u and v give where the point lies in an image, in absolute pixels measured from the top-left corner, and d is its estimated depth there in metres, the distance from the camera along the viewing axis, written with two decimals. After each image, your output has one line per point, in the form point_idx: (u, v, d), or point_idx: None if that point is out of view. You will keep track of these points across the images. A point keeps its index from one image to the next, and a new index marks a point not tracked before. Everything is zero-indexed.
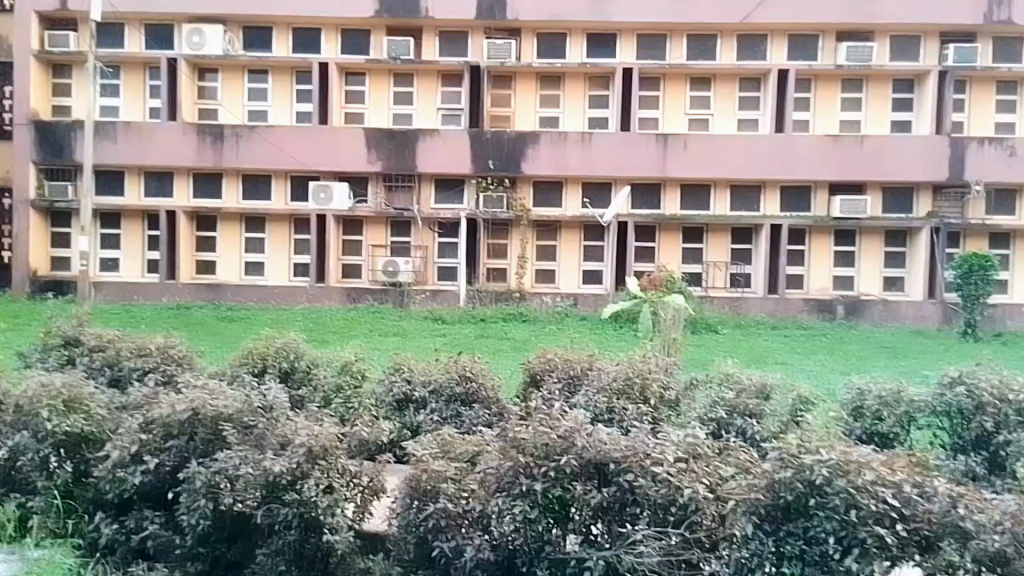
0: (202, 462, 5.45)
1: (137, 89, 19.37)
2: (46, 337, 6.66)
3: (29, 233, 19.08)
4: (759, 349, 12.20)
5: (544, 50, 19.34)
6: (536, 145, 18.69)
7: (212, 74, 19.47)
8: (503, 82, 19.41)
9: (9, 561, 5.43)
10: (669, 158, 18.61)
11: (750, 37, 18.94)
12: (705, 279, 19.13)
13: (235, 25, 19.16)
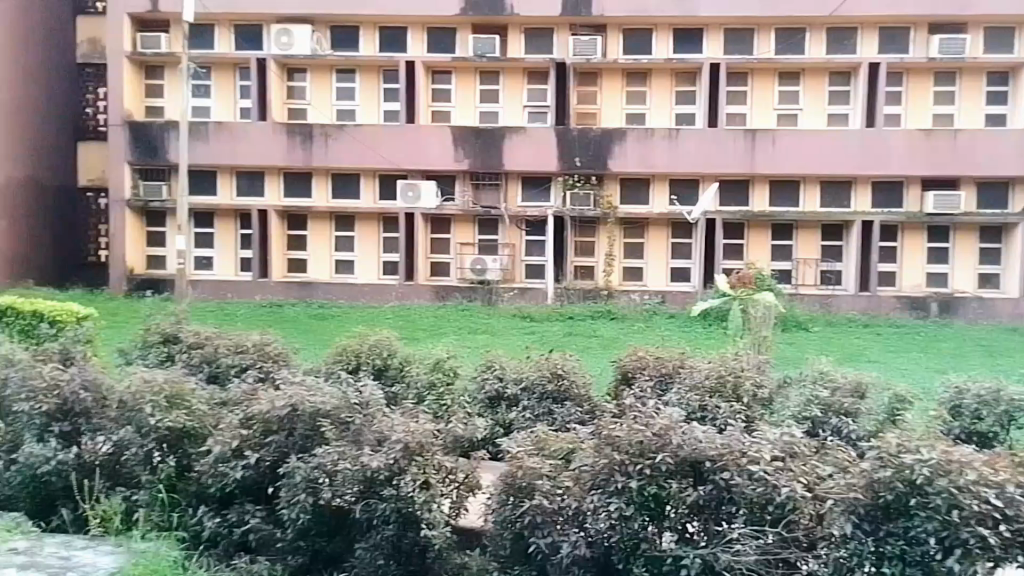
0: (302, 457, 5.26)
1: (228, 89, 19.27)
2: (146, 336, 6.62)
3: (125, 232, 18.84)
4: (854, 347, 12.02)
5: (630, 45, 19.05)
6: (624, 142, 18.47)
7: (301, 74, 19.30)
8: (588, 78, 19.16)
9: (116, 554, 4.82)
10: (757, 151, 18.25)
11: (839, 31, 18.54)
12: (795, 276, 18.88)
13: (324, 25, 19.01)
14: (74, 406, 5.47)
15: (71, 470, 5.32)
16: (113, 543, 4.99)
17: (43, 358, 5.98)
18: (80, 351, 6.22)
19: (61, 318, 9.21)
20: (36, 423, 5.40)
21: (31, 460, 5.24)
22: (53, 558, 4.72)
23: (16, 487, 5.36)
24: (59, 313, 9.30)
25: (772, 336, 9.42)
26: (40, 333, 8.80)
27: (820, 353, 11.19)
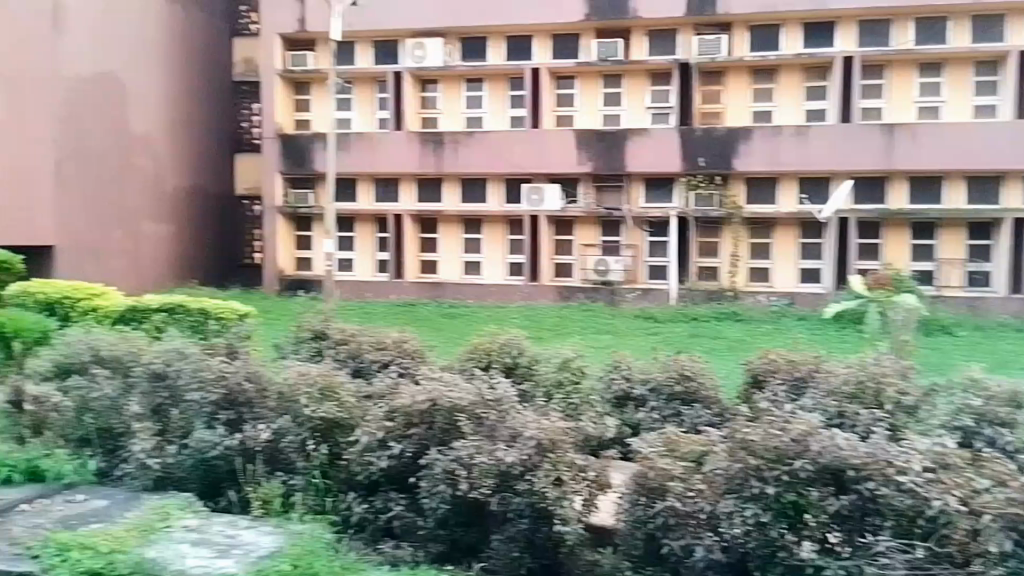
0: (441, 450, 5.50)
1: (367, 100, 19.33)
2: (298, 332, 7.04)
3: (277, 237, 19.38)
4: (1005, 353, 11.37)
5: (756, 42, 17.66)
6: (750, 141, 17.32)
7: (433, 85, 19.11)
8: (712, 77, 17.96)
9: (275, 534, 5.14)
10: (894, 147, 16.74)
11: (986, 17, 16.57)
12: (937, 277, 17.01)
13: (455, 36, 18.73)
14: (239, 396, 5.83)
15: (236, 455, 5.63)
16: (273, 523, 5.32)
17: (211, 350, 6.38)
18: (243, 345, 6.66)
19: (225, 316, 9.98)
20: (206, 410, 5.77)
21: (201, 445, 5.60)
22: (220, 535, 5.03)
23: (187, 470, 5.63)
24: (223, 311, 10.09)
25: (913, 339, 9.06)
26: (209, 329, 9.62)
27: (969, 360, 10.51)
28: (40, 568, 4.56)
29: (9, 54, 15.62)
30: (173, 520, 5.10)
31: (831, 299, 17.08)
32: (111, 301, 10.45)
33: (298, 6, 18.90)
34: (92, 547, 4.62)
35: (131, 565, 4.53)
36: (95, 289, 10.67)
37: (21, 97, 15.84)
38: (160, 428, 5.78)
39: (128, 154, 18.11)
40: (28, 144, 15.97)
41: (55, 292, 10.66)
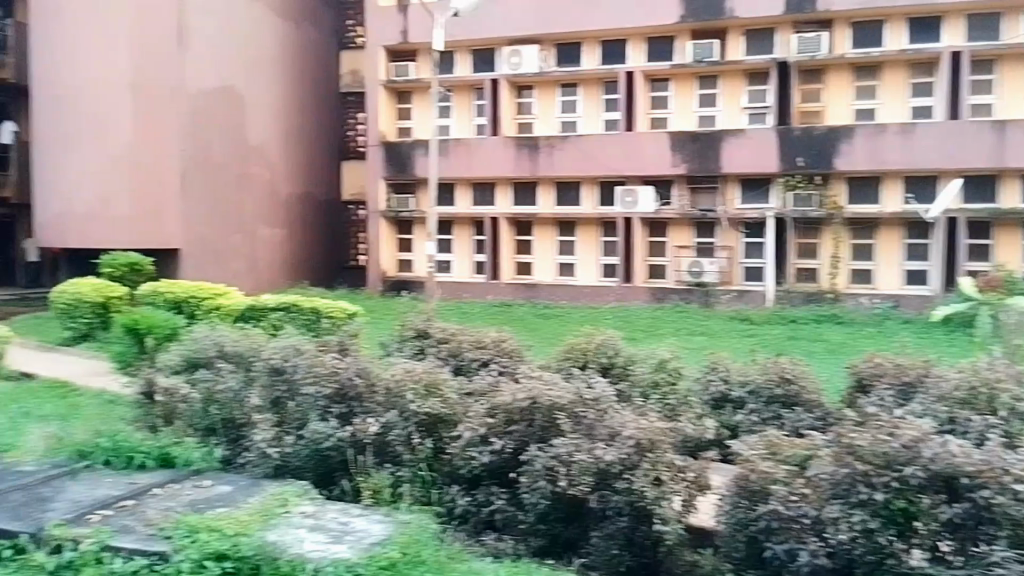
0: (541, 447, 5.63)
1: (465, 107, 19.70)
2: (402, 330, 7.31)
3: (381, 242, 20.08)
4: None
5: (858, 39, 17.10)
6: (851, 139, 16.78)
7: (529, 91, 19.30)
8: (811, 76, 17.51)
9: (384, 523, 5.39)
10: (1007, 146, 15.94)
11: None
12: None
13: (550, 43, 18.90)
14: (349, 391, 6.15)
15: (347, 446, 5.94)
16: (383, 512, 5.57)
17: (324, 347, 6.76)
18: (353, 342, 7.01)
19: (335, 315, 10.49)
20: (320, 403, 6.11)
21: (315, 436, 5.94)
22: (334, 522, 5.30)
23: (303, 459, 5.96)
24: (333, 311, 10.56)
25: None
26: (322, 328, 10.10)
27: None
28: (172, 548, 4.85)
29: (141, 72, 17.64)
30: (291, 507, 5.42)
31: (938, 302, 16.36)
32: (232, 301, 11.06)
33: (401, 18, 19.46)
34: (218, 529, 4.91)
35: (254, 547, 4.79)
36: (216, 289, 11.35)
37: (151, 109, 17.68)
38: (278, 419, 6.14)
39: (246, 164, 19.08)
40: (152, 153, 17.76)
41: (182, 292, 11.44)
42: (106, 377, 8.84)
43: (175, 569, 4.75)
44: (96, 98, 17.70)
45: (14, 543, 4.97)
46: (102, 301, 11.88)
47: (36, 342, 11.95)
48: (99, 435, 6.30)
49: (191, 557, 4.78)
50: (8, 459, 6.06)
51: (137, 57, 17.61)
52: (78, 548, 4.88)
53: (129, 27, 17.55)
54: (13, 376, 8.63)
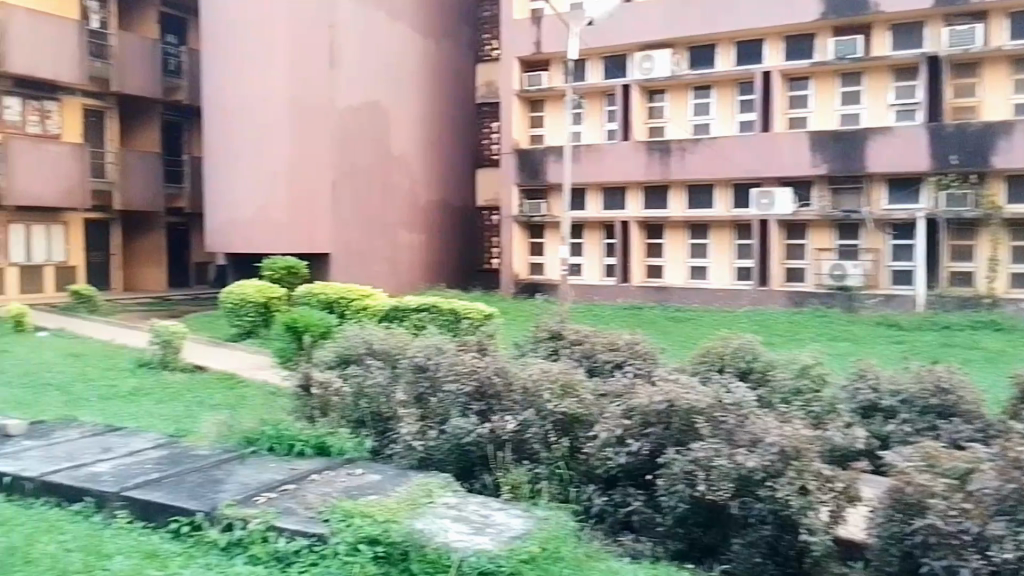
0: (679, 450, 5.62)
1: (596, 114, 19.80)
2: (536, 331, 7.46)
3: (512, 244, 20.47)
4: None
5: (1018, 29, 15.94)
6: (1012, 135, 15.64)
7: (660, 95, 19.17)
8: (965, 70, 16.46)
9: (524, 518, 5.52)
10: None
11: None
12: None
13: (682, 46, 18.72)
14: (488, 389, 6.37)
15: (487, 442, 6.12)
16: (523, 507, 5.71)
17: (464, 347, 7.09)
18: (491, 342, 7.28)
19: (471, 316, 10.86)
20: (461, 400, 6.38)
21: (457, 431, 6.17)
22: (475, 514, 5.50)
23: (445, 453, 6.23)
24: (471, 312, 10.93)
25: None
26: (461, 328, 10.48)
27: None
28: (329, 531, 5.19)
29: (298, 91, 18.79)
30: (435, 498, 5.68)
31: None
32: (378, 302, 11.72)
33: (534, 30, 19.93)
34: (371, 515, 5.20)
35: (403, 534, 5.04)
36: (364, 290, 12.01)
37: (305, 125, 18.85)
38: (421, 413, 6.47)
39: (390, 173, 20.23)
40: (306, 166, 18.90)
41: (332, 293, 12.18)
42: (270, 371, 9.54)
43: (333, 551, 5.08)
44: (254, 118, 18.76)
45: (191, 520, 5.47)
46: (263, 301, 12.80)
47: (206, 337, 13.07)
48: (263, 424, 6.83)
49: (346, 540, 5.09)
50: (187, 443, 6.70)
51: (294, 78, 18.78)
52: (246, 527, 5.31)
53: (285, 51, 18.67)
54: (189, 368, 9.46)
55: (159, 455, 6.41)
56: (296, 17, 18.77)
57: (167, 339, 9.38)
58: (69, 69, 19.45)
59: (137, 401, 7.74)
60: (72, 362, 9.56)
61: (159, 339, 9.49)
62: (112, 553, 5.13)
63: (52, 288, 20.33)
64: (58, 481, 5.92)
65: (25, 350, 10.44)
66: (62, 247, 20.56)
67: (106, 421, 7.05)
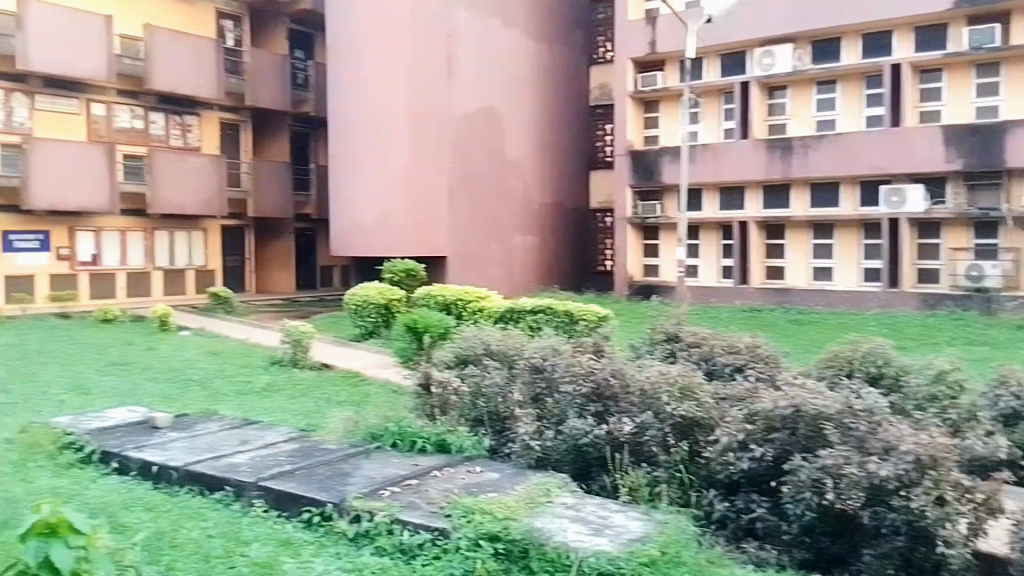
0: (806, 457, 5.44)
1: (713, 113, 19.47)
2: (651, 334, 7.42)
3: (627, 245, 20.44)
4: None
5: None
6: None
7: (782, 91, 18.65)
8: None
9: (643, 521, 5.50)
10: None
11: None
12: None
13: (805, 40, 18.15)
14: (606, 390, 6.41)
15: (605, 444, 6.15)
16: (641, 510, 5.69)
17: (580, 348, 7.12)
18: (608, 344, 7.29)
19: (585, 317, 10.89)
20: (578, 402, 6.45)
21: (574, 432, 6.24)
22: (594, 515, 5.52)
23: (562, 453, 6.31)
24: (586, 315, 10.87)
25: None
26: (577, 330, 10.52)
27: None
28: (451, 526, 5.33)
29: (417, 100, 19.25)
30: (553, 497, 5.74)
31: None
32: (493, 304, 11.91)
33: (649, 30, 19.79)
34: (491, 512, 5.30)
35: (523, 532, 5.11)
36: (479, 292, 12.28)
37: (424, 133, 19.35)
38: (538, 413, 6.58)
39: (506, 175, 20.70)
40: (425, 172, 19.37)
41: (450, 295, 12.53)
42: (393, 370, 9.88)
43: (455, 546, 5.20)
44: (376, 127, 19.37)
45: (321, 511, 5.74)
46: (384, 303, 13.26)
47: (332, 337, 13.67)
48: (387, 421, 7.11)
49: (467, 535, 5.20)
50: (316, 437, 7.04)
51: (414, 86, 19.23)
52: (373, 519, 5.53)
53: (405, 62, 19.17)
54: (317, 366, 9.91)
55: (291, 448, 6.77)
56: (417, 28, 19.23)
57: (297, 339, 9.88)
58: (207, 85, 20.85)
59: (271, 397, 8.21)
60: (212, 360, 10.23)
61: (290, 339, 10.02)
62: (250, 540, 5.43)
63: (194, 289, 21.91)
64: (201, 471, 6.32)
65: (169, 348, 11.24)
66: (202, 253, 22.10)
67: (243, 414, 7.52)
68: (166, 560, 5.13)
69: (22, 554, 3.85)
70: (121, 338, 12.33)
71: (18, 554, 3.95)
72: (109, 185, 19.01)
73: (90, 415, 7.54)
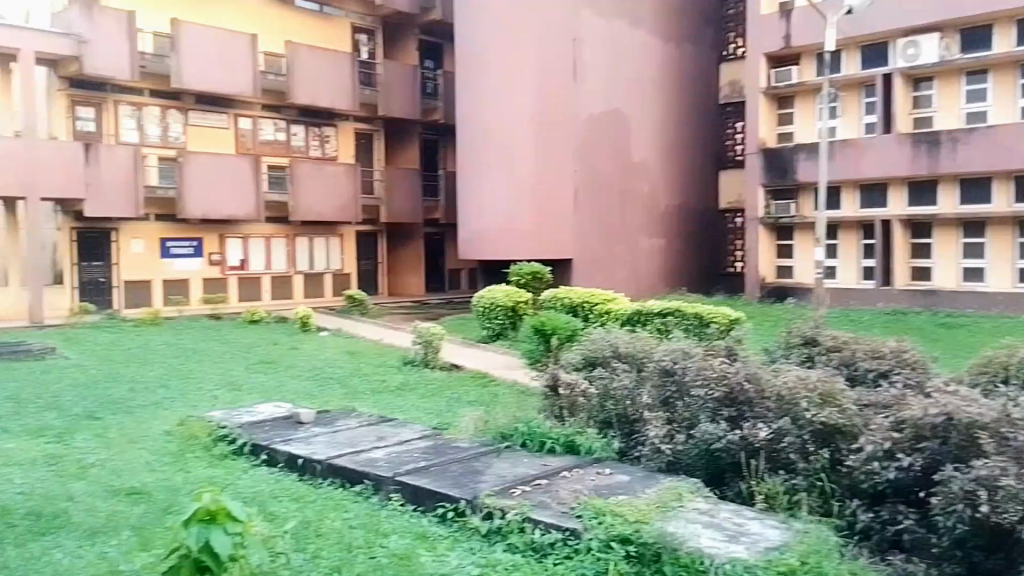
0: (959, 468, 5.10)
1: (852, 107, 18.70)
2: (786, 337, 7.32)
3: (759, 245, 19.98)
4: None
5: None
6: None
7: (928, 83, 17.73)
8: None
9: (780, 529, 5.34)
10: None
11: None
12: None
13: (952, 29, 17.16)
14: (740, 395, 6.33)
15: (739, 449, 6.08)
16: (779, 518, 5.56)
17: (713, 351, 7.07)
18: (741, 347, 7.22)
19: (715, 318, 10.73)
20: (710, 406, 6.43)
21: (706, 436, 6.21)
22: (729, 522, 5.43)
23: (694, 458, 6.31)
24: (717, 316, 10.73)
25: None
26: (707, 333, 10.31)
27: None
28: (582, 527, 5.34)
29: (543, 105, 19.59)
30: (685, 502, 5.69)
31: None
32: (620, 306, 11.90)
33: (783, 23, 19.24)
34: (623, 514, 5.28)
35: (655, 535, 5.06)
36: (608, 295, 12.33)
37: (551, 138, 19.65)
38: (669, 417, 6.61)
39: (632, 179, 20.70)
40: (551, 176, 19.68)
41: (577, 297, 12.67)
42: (519, 371, 10.04)
43: (586, 546, 5.20)
44: (501, 133, 19.78)
45: (455, 506, 5.90)
46: (511, 305, 13.53)
47: (461, 338, 14.00)
48: (516, 421, 7.27)
49: (599, 537, 5.20)
50: (449, 435, 7.28)
51: (540, 92, 19.57)
52: (505, 517, 5.62)
53: (534, 69, 19.54)
54: (447, 367, 10.20)
55: (425, 445, 7.01)
56: (542, 35, 19.57)
57: (428, 340, 10.20)
58: (343, 98, 21.75)
59: (404, 395, 8.54)
60: (349, 359, 10.71)
61: (421, 340, 10.37)
62: (388, 532, 5.67)
63: (331, 293, 22.95)
64: (342, 464, 6.64)
65: (310, 348, 11.81)
66: (339, 257, 23.15)
67: (380, 412, 7.85)
68: (312, 549, 5.41)
69: (185, 538, 4.16)
70: (264, 338, 13.09)
71: (180, 538, 4.25)
72: (255, 195, 20.24)
73: (241, 410, 8.07)
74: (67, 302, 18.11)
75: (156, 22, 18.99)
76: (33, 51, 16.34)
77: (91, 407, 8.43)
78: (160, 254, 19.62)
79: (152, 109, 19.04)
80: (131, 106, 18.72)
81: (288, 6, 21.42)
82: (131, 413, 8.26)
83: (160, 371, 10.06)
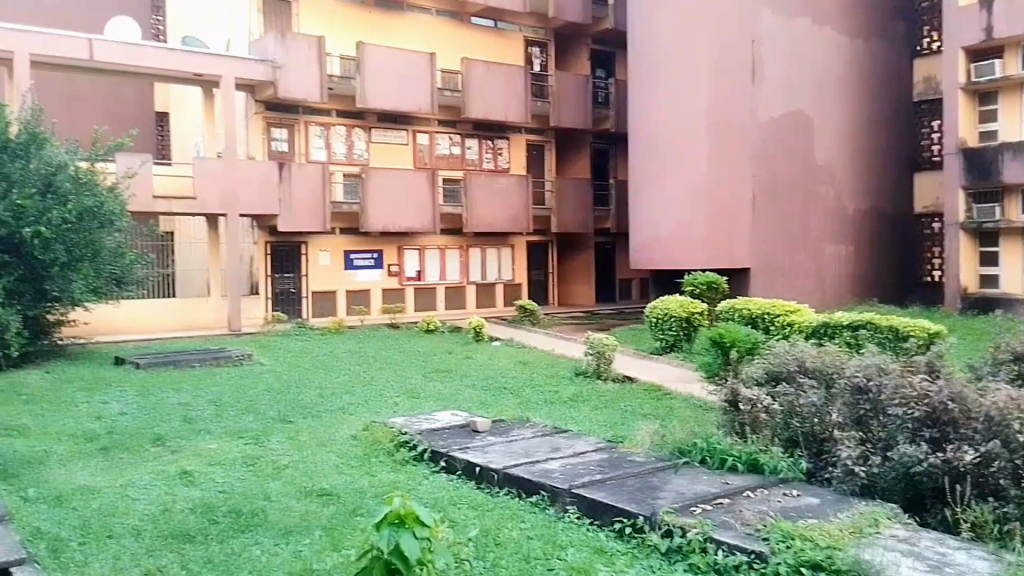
0: None
1: None
2: (994, 352, 6.96)
3: (960, 254, 18.64)
4: None
5: None
6: None
7: None
8: None
9: (989, 561, 4.81)
10: None
11: None
12: None
13: None
14: (943, 415, 5.93)
15: (941, 473, 5.64)
16: (989, 548, 5.07)
17: (912, 368, 6.73)
18: (944, 362, 6.80)
19: (911, 332, 10.09)
20: (909, 426, 5.99)
21: (905, 459, 5.75)
22: (931, 550, 4.96)
23: (891, 481, 5.86)
24: (915, 330, 10.06)
25: None
26: (905, 347, 9.72)
27: None
28: (769, 550, 4.99)
29: (717, 108, 19.05)
30: (882, 527, 5.29)
31: None
32: (805, 318, 11.44)
33: (984, 15, 17.91)
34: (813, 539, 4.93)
35: (850, 562, 4.69)
36: (790, 307, 11.90)
37: (725, 141, 19.10)
38: (862, 438, 6.23)
39: (816, 183, 20.05)
40: (726, 180, 19.11)
41: (758, 309, 12.36)
42: (693, 384, 9.88)
43: (774, 570, 4.85)
44: (677, 137, 19.54)
45: (633, 522, 5.73)
46: (686, 316, 13.31)
47: (634, 349, 13.93)
48: (694, 437, 7.14)
49: (787, 562, 4.85)
50: (624, 448, 7.22)
51: (716, 94, 19.05)
52: (686, 535, 5.39)
53: (710, 70, 19.02)
54: (619, 379, 10.16)
55: (600, 458, 6.96)
56: (722, 36, 19.08)
57: (600, 351, 10.18)
58: (516, 110, 22.17)
59: (577, 406, 8.59)
60: (522, 369, 10.89)
61: (594, 350, 10.35)
62: (566, 545, 5.59)
63: (502, 303, 23.46)
64: (518, 474, 6.69)
65: (484, 357, 12.14)
66: (509, 268, 23.63)
67: (553, 422, 7.92)
68: (492, 557, 5.40)
69: (377, 540, 4.20)
70: (440, 347, 13.59)
71: (373, 541, 4.29)
72: (430, 208, 20.94)
73: (421, 416, 8.41)
74: (260, 310, 19.49)
75: (343, 47, 20.29)
76: (233, 77, 17.70)
77: (283, 410, 9.01)
78: (344, 266, 20.79)
79: (339, 129, 20.37)
80: (320, 126, 20.06)
81: (463, 24, 22.31)
82: (319, 417, 8.74)
83: (347, 377, 10.61)
